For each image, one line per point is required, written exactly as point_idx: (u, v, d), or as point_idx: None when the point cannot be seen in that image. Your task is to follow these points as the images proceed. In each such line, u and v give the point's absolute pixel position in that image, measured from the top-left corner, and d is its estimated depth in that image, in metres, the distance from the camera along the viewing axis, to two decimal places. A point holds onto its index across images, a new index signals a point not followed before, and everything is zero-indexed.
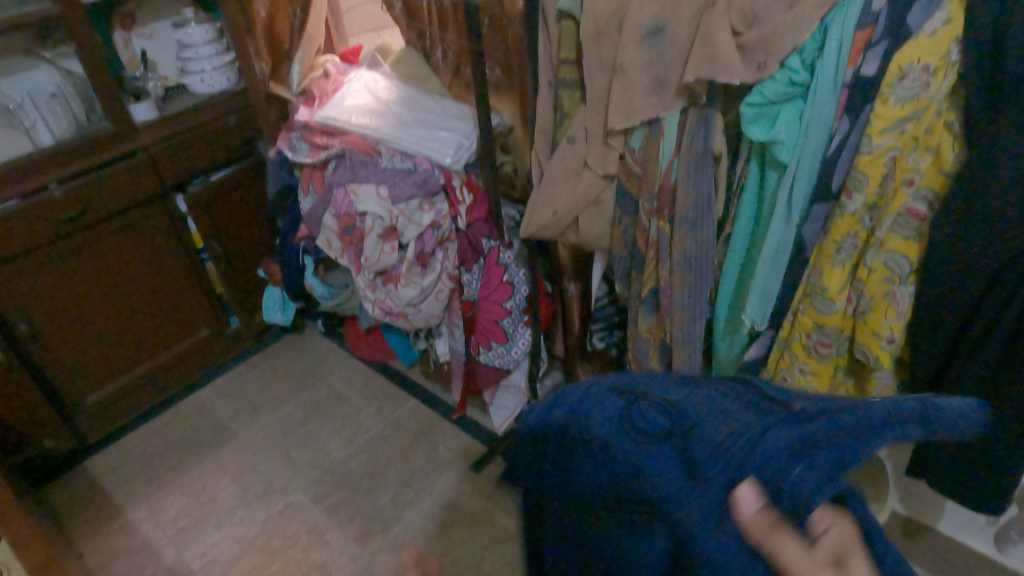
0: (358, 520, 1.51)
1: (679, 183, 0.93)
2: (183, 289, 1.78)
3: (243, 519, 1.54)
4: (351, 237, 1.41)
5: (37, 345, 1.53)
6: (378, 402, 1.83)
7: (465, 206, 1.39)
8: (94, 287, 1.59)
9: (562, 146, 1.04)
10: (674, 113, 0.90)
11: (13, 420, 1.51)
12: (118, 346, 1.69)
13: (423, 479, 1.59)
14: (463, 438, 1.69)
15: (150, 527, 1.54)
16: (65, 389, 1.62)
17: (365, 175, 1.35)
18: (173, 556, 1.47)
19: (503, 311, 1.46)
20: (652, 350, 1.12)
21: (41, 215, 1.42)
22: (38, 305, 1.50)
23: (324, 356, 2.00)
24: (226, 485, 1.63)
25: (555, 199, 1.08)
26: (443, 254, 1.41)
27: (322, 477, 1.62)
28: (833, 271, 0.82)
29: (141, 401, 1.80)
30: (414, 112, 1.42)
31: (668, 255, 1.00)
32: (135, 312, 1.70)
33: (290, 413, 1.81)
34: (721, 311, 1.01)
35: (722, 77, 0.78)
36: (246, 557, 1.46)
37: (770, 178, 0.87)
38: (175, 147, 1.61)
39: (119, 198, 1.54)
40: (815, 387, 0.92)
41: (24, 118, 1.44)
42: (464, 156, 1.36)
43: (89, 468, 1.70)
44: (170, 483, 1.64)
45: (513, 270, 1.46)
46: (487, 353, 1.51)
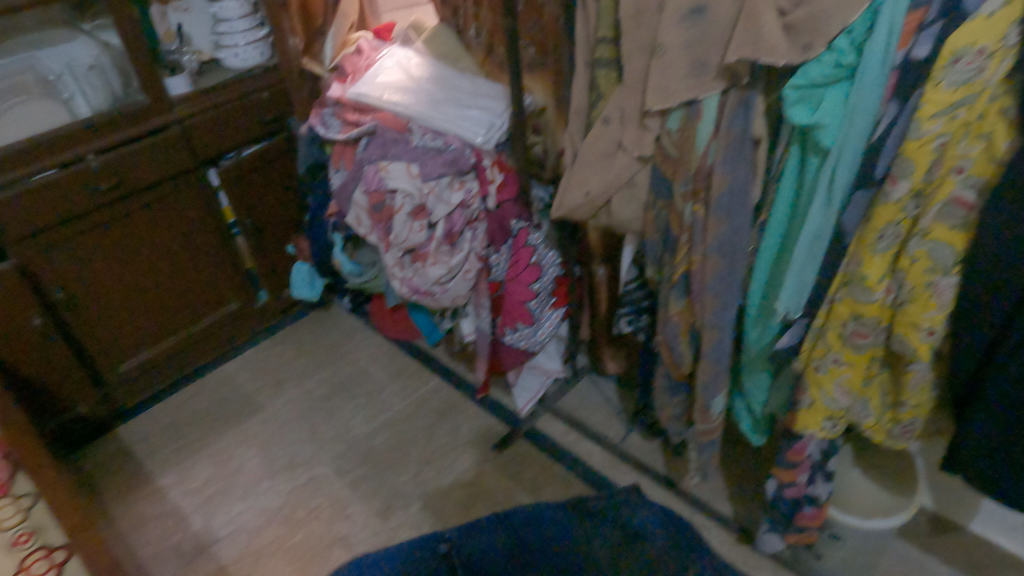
0: (380, 496, 1.53)
1: (717, 167, 0.91)
2: (213, 261, 1.80)
3: (268, 490, 1.57)
4: (380, 214, 1.40)
5: (72, 313, 1.56)
6: (402, 380, 1.84)
7: (495, 185, 1.39)
8: (127, 258, 1.62)
9: (597, 127, 1.03)
10: (713, 95, 0.88)
11: (48, 385, 1.56)
12: (149, 317, 1.72)
13: (445, 458, 1.61)
14: (485, 418, 1.70)
15: (178, 494, 1.58)
16: (99, 358, 1.66)
17: (396, 153, 1.35)
18: (200, 524, 1.51)
19: (530, 293, 1.45)
20: (682, 335, 1.10)
21: (78, 186, 1.45)
22: (73, 274, 1.53)
23: (350, 332, 2.02)
24: (252, 457, 1.65)
25: (588, 181, 1.06)
26: (471, 234, 1.40)
27: (346, 452, 1.65)
28: (872, 260, 0.81)
29: (171, 371, 1.83)
30: (446, 90, 1.41)
31: (701, 240, 0.98)
32: (166, 284, 1.73)
33: (315, 388, 1.84)
34: (753, 298, 1.00)
35: (766, 58, 0.76)
36: (271, 527, 1.49)
37: (811, 163, 0.84)
38: (208, 121, 1.62)
39: (154, 171, 1.57)
40: (849, 378, 0.90)
41: (63, 90, 1.47)
42: (496, 136, 1.36)
43: (120, 435, 1.74)
44: (198, 453, 1.68)
45: (541, 252, 1.46)
46: (513, 334, 1.50)
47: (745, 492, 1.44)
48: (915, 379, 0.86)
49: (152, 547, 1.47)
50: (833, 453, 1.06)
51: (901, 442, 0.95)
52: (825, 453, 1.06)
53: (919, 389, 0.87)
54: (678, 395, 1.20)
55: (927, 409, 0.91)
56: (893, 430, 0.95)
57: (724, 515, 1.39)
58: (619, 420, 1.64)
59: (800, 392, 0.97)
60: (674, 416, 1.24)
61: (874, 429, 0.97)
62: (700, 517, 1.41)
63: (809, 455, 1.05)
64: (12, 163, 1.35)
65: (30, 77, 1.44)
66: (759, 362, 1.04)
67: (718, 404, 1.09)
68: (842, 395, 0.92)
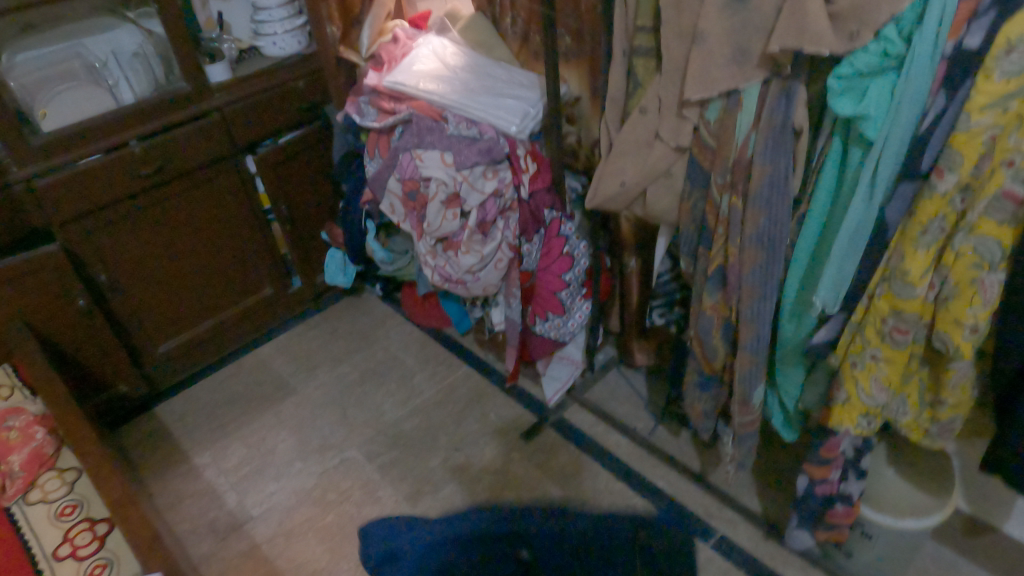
0: (409, 481, 1.55)
1: (756, 157, 0.90)
2: (248, 246, 1.83)
3: (300, 471, 1.60)
4: (414, 202, 1.42)
5: (115, 295, 1.61)
6: (432, 367, 1.86)
7: (529, 175, 1.39)
8: (167, 242, 1.65)
9: (634, 116, 1.02)
10: (755, 84, 0.87)
11: (91, 364, 1.60)
12: (187, 301, 1.76)
13: (473, 445, 1.62)
14: (514, 406, 1.71)
15: (213, 473, 1.62)
16: (138, 339, 1.70)
17: (430, 142, 1.35)
18: (235, 502, 1.55)
19: (562, 283, 1.48)
20: (716, 328, 1.09)
21: (119, 172, 1.48)
22: (116, 257, 1.57)
23: (381, 319, 2.04)
24: (284, 438, 1.69)
25: (624, 170, 1.06)
26: (504, 223, 1.41)
27: (376, 436, 1.67)
28: (915, 254, 0.78)
29: (208, 353, 1.88)
30: (482, 79, 1.41)
31: (738, 231, 0.97)
32: (203, 270, 1.76)
33: (346, 372, 1.87)
34: (790, 291, 0.99)
35: (810, 47, 0.75)
36: (303, 507, 1.52)
37: (854, 154, 0.84)
38: (247, 108, 1.65)
39: (194, 158, 1.60)
40: (887, 375, 0.88)
41: (108, 77, 1.51)
42: (530, 125, 1.36)
43: (159, 414, 1.79)
44: (233, 433, 1.72)
45: (573, 243, 1.47)
46: (543, 323, 1.53)
47: (774, 488, 1.43)
48: (955, 377, 0.84)
49: (188, 523, 1.51)
50: (866, 451, 1.05)
51: (939, 441, 0.93)
52: (858, 450, 1.06)
53: (960, 388, 0.85)
54: (707, 390, 1.20)
55: (967, 409, 0.89)
56: (931, 430, 0.93)
57: (752, 511, 1.38)
58: (648, 412, 1.64)
59: (836, 387, 0.95)
60: (705, 411, 1.23)
61: (911, 428, 0.95)
62: (729, 511, 1.40)
63: (842, 452, 1.06)
64: (58, 148, 1.39)
65: (78, 64, 1.48)
66: (792, 356, 1.03)
67: (758, 395, 1.07)
68: (880, 392, 0.90)
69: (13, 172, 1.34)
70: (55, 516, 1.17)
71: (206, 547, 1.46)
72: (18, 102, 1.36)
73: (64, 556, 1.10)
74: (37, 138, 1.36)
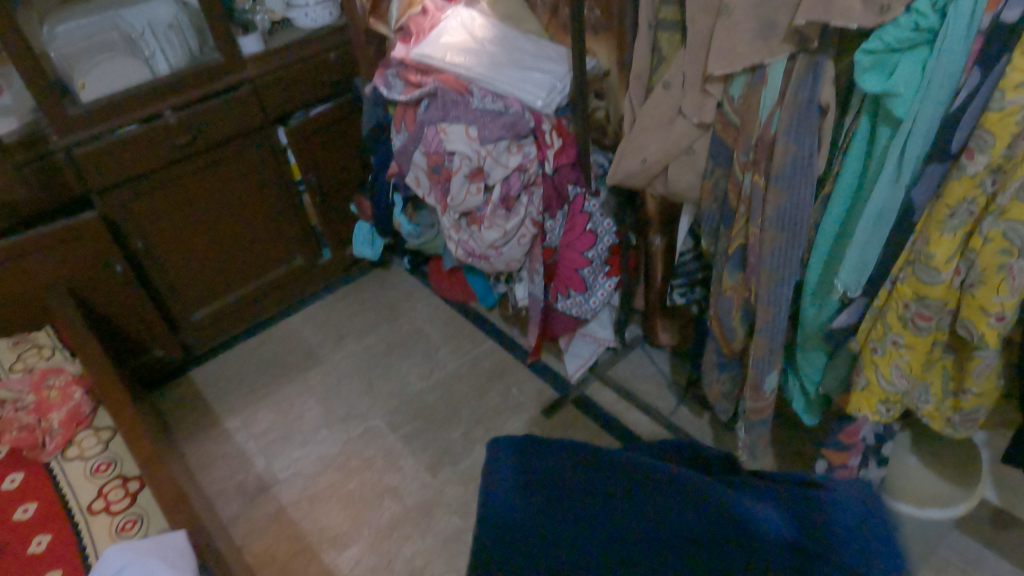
0: (431, 451, 1.58)
1: (779, 136, 0.87)
2: (281, 212, 1.86)
3: (325, 438, 1.64)
4: (438, 175, 1.42)
5: (149, 262, 1.66)
6: (457, 340, 1.87)
7: (553, 150, 1.36)
8: (202, 209, 1.69)
9: (657, 92, 1.00)
10: (780, 60, 0.84)
11: (129, 327, 1.67)
12: (219, 268, 1.80)
13: (494, 419, 1.64)
14: (536, 382, 1.71)
15: (243, 437, 1.67)
16: (173, 305, 1.76)
17: (456, 116, 1.34)
18: (262, 465, 1.60)
19: (583, 260, 1.47)
20: (735, 309, 1.08)
21: (152, 143, 1.51)
22: (150, 225, 1.61)
23: (408, 292, 2.06)
24: (312, 406, 1.73)
25: (646, 146, 1.04)
26: (528, 198, 1.39)
27: (400, 407, 1.70)
28: (940, 238, 0.75)
29: (242, 320, 1.93)
30: (509, 52, 1.39)
31: (760, 211, 0.94)
32: (235, 235, 1.79)
33: (373, 344, 1.90)
34: (812, 274, 0.97)
35: (837, 20, 0.72)
36: (327, 473, 1.56)
37: (882, 132, 0.80)
38: (278, 80, 1.66)
39: (226, 128, 1.62)
40: (908, 362, 0.86)
41: (144, 48, 1.51)
42: (557, 99, 1.32)
43: (192, 378, 1.85)
44: (262, 399, 1.77)
45: (597, 220, 1.45)
46: (565, 300, 1.53)
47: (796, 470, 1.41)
48: (980, 366, 0.81)
49: (216, 486, 1.56)
50: (887, 437, 1.06)
51: (962, 431, 0.91)
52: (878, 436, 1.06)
53: (986, 377, 0.82)
54: (727, 371, 1.19)
55: (993, 398, 0.86)
56: (953, 419, 0.91)
57: None
58: (670, 392, 1.63)
59: (856, 372, 0.94)
60: (723, 391, 1.23)
61: (933, 417, 0.93)
62: None
63: (862, 437, 1.05)
64: (94, 118, 1.42)
65: (115, 35, 1.47)
66: (814, 341, 1.01)
67: (770, 381, 1.06)
68: (901, 378, 0.88)
69: (54, 142, 1.39)
70: (89, 472, 1.22)
71: (235, 508, 1.51)
72: (59, 72, 1.39)
73: (98, 510, 1.15)
74: (76, 110, 1.39)
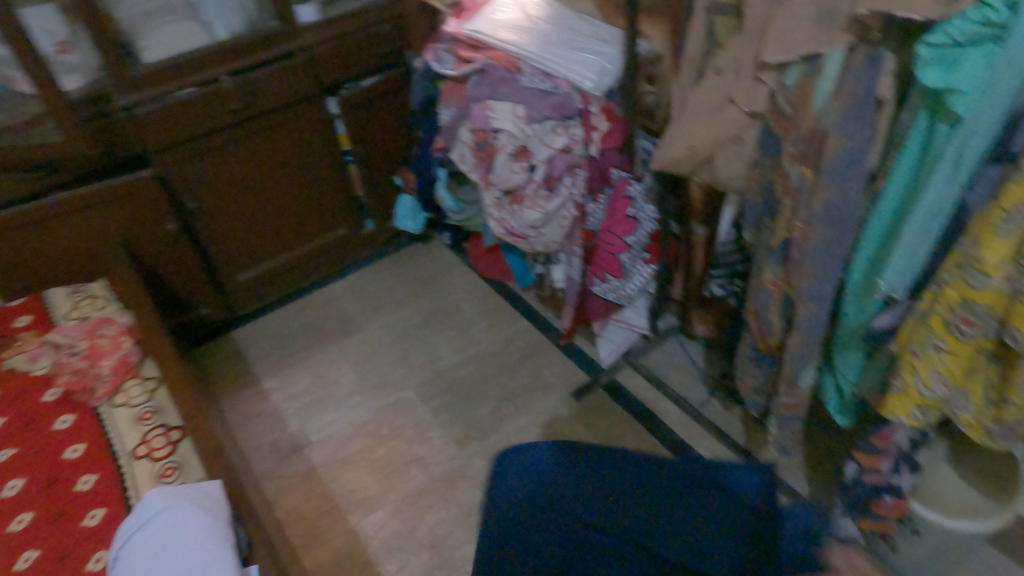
0: (459, 424, 1.61)
1: (832, 129, 0.85)
2: (328, 181, 1.90)
3: (358, 405, 1.68)
4: (483, 153, 1.43)
5: (199, 222, 1.71)
6: (491, 318, 1.89)
7: (600, 133, 1.35)
8: (252, 173, 1.73)
9: (709, 77, 0.99)
10: (839, 50, 0.81)
11: (177, 284, 1.73)
12: (265, 232, 1.85)
13: (524, 398, 1.65)
14: (567, 364, 1.72)
15: (280, 397, 1.72)
16: (220, 265, 1.81)
17: (503, 93, 1.35)
18: (296, 426, 1.65)
19: (623, 245, 1.41)
20: (774, 303, 1.06)
21: (207, 106, 1.55)
22: (202, 186, 1.66)
23: (447, 268, 2.08)
24: (346, 372, 1.77)
25: (692, 133, 1.03)
26: (571, 180, 1.41)
27: (431, 380, 1.73)
28: (993, 242, 0.73)
29: (284, 284, 1.98)
30: (562, 32, 1.36)
31: (806, 205, 0.92)
32: (282, 201, 1.83)
33: (409, 316, 1.93)
34: (855, 273, 0.96)
35: (900, 11, 0.71)
36: (357, 438, 1.60)
37: (940, 130, 0.78)
38: (332, 50, 1.68)
39: (279, 95, 1.65)
40: (948, 368, 0.84)
41: (204, 12, 1.55)
42: (607, 83, 1.29)
43: (235, 337, 1.91)
44: (299, 362, 1.82)
45: (640, 205, 1.38)
46: (602, 284, 1.48)
47: (825, 471, 1.39)
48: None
49: (252, 442, 1.62)
50: (922, 443, 1.03)
51: (1003, 443, 0.86)
52: (914, 443, 1.03)
53: None
54: (761, 366, 1.18)
55: None
56: (993, 430, 0.86)
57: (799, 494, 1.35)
58: (702, 383, 1.62)
59: (894, 374, 0.92)
60: (756, 385, 1.22)
61: (971, 426, 0.88)
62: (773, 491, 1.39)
63: (896, 442, 1.03)
64: (155, 79, 1.46)
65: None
66: (852, 340, 1.00)
67: (805, 378, 1.05)
68: (940, 384, 0.86)
69: (116, 100, 1.44)
70: (136, 419, 1.24)
71: (269, 465, 1.57)
72: (124, 35, 1.42)
73: (141, 456, 1.17)
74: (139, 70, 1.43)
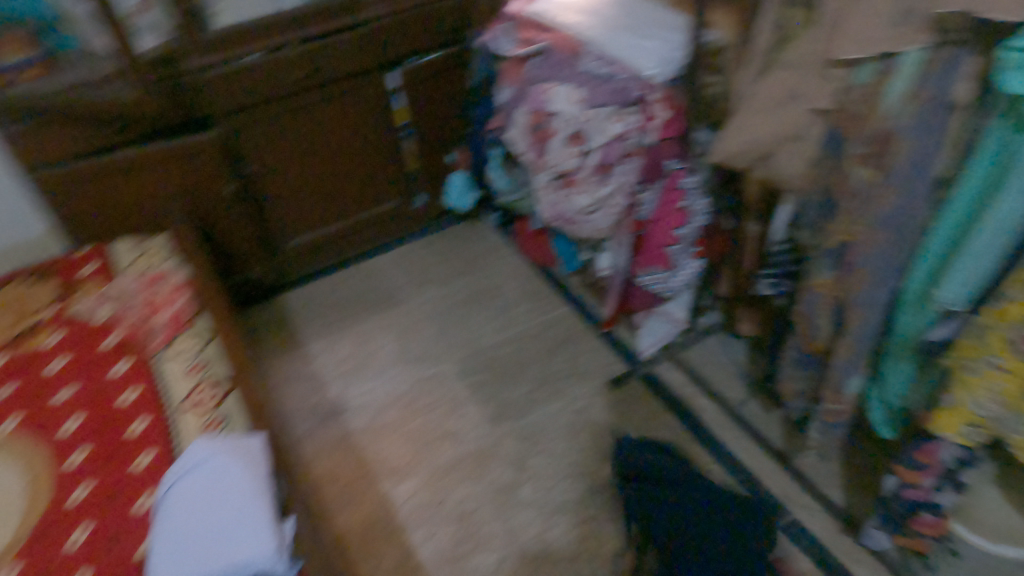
0: (494, 403, 1.62)
1: (900, 132, 0.81)
2: (383, 154, 1.92)
3: (396, 376, 1.72)
4: (537, 135, 1.43)
5: (257, 186, 1.75)
6: (532, 301, 1.90)
7: (659, 121, 1.29)
8: (309, 142, 1.77)
9: (773, 71, 0.95)
10: (917, 50, 0.77)
11: (230, 245, 1.78)
12: (319, 200, 1.89)
13: (559, 383, 1.66)
14: (605, 353, 1.72)
15: (322, 362, 1.77)
16: (274, 229, 1.86)
17: (563, 77, 1.36)
18: (336, 392, 1.69)
19: (673, 238, 1.41)
20: (824, 307, 1.03)
21: (272, 73, 1.58)
22: (261, 152, 1.71)
23: (492, 248, 2.09)
24: (387, 342, 1.81)
25: (750, 128, 0.97)
26: (624, 168, 1.36)
27: (469, 357, 1.75)
28: None
29: (334, 252, 2.03)
30: (627, 17, 1.35)
31: (867, 209, 0.90)
32: (337, 171, 1.87)
33: (452, 293, 1.95)
34: (913, 283, 0.93)
35: (997, 13, 0.68)
36: (394, 408, 1.64)
37: (1015, 140, 0.74)
38: (397, 24, 1.68)
39: (341, 66, 1.67)
40: (1006, 388, 0.82)
41: None
42: (668, 71, 1.27)
43: (283, 300, 1.97)
44: (342, 329, 1.86)
45: (694, 198, 1.36)
46: (648, 276, 1.49)
47: (861, 481, 1.36)
48: None
49: (293, 403, 1.67)
50: (971, 464, 0.96)
51: None
52: (959, 462, 0.97)
53: None
54: (805, 369, 1.15)
55: None
56: None
57: (832, 501, 1.33)
58: (741, 383, 1.60)
59: (945, 390, 0.90)
60: (797, 389, 1.20)
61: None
62: (806, 496, 1.37)
63: (941, 459, 0.98)
64: (223, 43, 1.50)
65: None
66: (903, 351, 0.98)
67: (852, 386, 1.04)
68: (994, 404, 0.84)
69: (184, 62, 1.47)
70: (185, 372, 1.26)
71: (308, 426, 1.61)
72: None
73: (187, 409, 1.19)
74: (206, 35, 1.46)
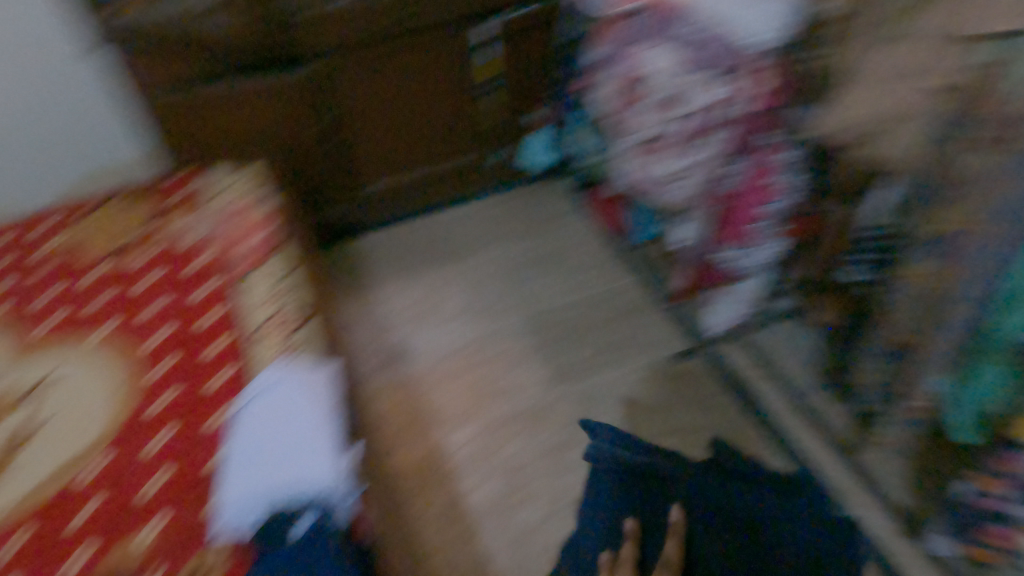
0: (557, 362, 1.64)
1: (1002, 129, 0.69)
2: (470, 106, 1.90)
3: (458, 328, 1.74)
4: (624, 98, 1.36)
5: (344, 128, 1.80)
6: (602, 266, 1.87)
7: (751, 93, 1.13)
8: (395, 88, 1.78)
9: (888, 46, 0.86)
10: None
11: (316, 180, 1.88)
12: (402, 146, 1.92)
13: (619, 351, 1.65)
14: (671, 325, 1.70)
15: (389, 307, 1.82)
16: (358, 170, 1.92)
17: (653, 38, 1.25)
18: (398, 338, 1.74)
19: (756, 217, 1.26)
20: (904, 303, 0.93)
21: (362, 18, 1.59)
22: (348, 95, 1.73)
23: (564, 210, 2.06)
24: (453, 295, 1.83)
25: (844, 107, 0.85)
26: (709, 141, 1.23)
27: (533, 316, 1.75)
28: None
29: (415, 198, 2.06)
30: None
31: (964, 200, 0.75)
32: (422, 120, 1.88)
33: (517, 253, 1.94)
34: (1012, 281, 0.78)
35: None
36: (454, 359, 1.67)
37: None
38: None
39: (431, 15, 1.64)
40: None
41: None
42: (766, 37, 1.07)
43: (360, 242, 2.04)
44: (409, 278, 1.90)
45: (784, 175, 1.19)
46: (727, 254, 1.37)
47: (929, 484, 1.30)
48: None
49: (359, 344, 1.73)
50: None
51: None
52: None
53: None
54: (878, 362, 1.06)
55: None
56: None
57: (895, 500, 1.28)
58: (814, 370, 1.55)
59: None
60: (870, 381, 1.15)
61: None
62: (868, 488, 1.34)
63: None
64: None
65: None
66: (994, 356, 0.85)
67: (929, 386, 0.96)
68: None
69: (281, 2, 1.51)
70: (264, 300, 1.28)
71: (370, 367, 1.67)
72: None
73: (261, 337, 1.21)
74: None
